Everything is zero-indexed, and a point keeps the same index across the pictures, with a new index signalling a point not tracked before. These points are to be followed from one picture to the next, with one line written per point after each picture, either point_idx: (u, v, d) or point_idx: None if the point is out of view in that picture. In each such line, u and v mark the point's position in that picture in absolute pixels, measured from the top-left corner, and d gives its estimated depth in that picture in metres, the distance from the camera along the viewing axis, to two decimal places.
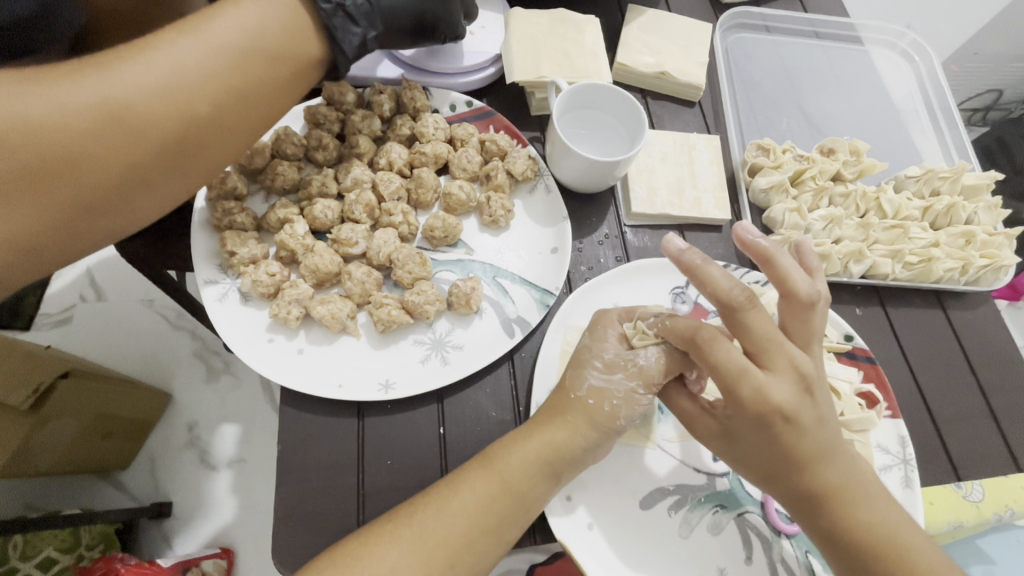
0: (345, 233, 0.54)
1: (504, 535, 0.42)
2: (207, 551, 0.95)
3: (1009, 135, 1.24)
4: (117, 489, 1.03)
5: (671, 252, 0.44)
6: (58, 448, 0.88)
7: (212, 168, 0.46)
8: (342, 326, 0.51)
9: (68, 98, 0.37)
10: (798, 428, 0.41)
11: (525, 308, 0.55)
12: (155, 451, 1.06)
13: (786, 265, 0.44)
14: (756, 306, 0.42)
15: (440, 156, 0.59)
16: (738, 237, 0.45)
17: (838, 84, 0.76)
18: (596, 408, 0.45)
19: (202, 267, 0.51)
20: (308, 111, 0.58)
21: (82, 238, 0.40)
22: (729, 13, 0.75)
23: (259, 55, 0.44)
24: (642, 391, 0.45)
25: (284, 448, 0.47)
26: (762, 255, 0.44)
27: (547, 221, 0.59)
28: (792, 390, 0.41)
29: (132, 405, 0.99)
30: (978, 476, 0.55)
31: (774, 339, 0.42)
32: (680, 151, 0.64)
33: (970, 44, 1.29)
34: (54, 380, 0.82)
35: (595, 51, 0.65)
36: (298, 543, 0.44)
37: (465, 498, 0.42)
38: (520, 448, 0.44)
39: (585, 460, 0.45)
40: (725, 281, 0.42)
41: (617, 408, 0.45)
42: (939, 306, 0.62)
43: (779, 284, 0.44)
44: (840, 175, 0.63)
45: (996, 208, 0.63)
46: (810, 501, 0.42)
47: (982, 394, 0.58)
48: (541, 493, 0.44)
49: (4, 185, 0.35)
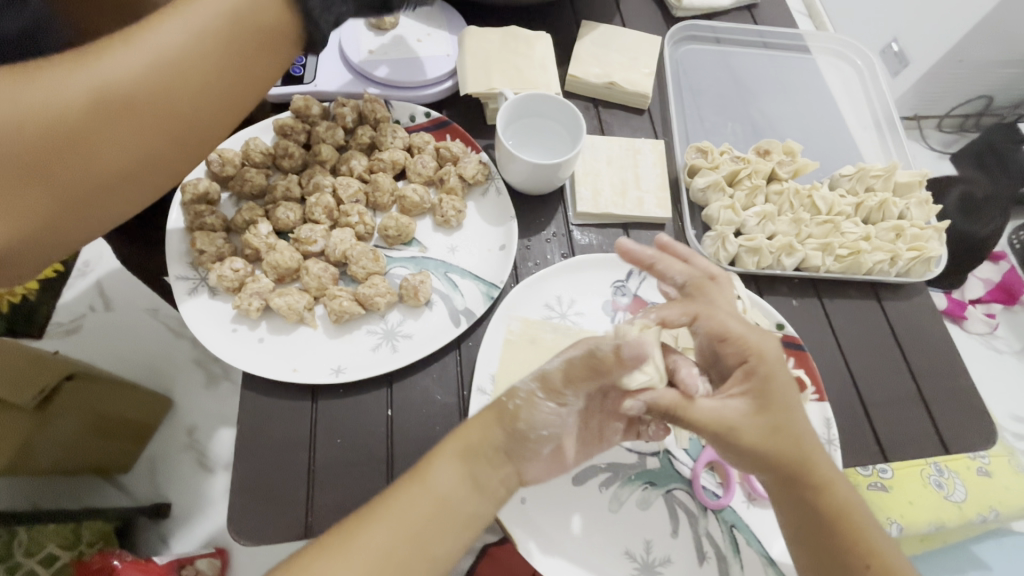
0: (305, 233, 0.59)
1: (434, 550, 0.43)
2: (202, 551, 0.99)
3: (1000, 139, 1.31)
4: (120, 491, 1.08)
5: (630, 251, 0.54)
6: (61, 445, 0.93)
7: (202, 145, 0.50)
8: (300, 317, 0.55)
9: (71, 85, 0.41)
10: (773, 381, 0.47)
11: (472, 300, 0.59)
12: (155, 454, 1.11)
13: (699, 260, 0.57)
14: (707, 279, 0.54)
15: (397, 162, 0.64)
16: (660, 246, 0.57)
17: (787, 92, 0.80)
18: (505, 404, 0.48)
19: (174, 264, 0.57)
20: (276, 124, 0.63)
21: (91, 216, 0.45)
22: (679, 27, 0.80)
23: (240, 36, 0.48)
24: (541, 394, 0.48)
25: (244, 428, 0.52)
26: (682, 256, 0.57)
27: (496, 220, 0.64)
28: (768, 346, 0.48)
29: (130, 407, 1.03)
30: (904, 457, 0.57)
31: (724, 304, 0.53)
32: (626, 155, 0.69)
33: (956, 49, 1.29)
34: (59, 382, 0.88)
35: (545, 64, 0.70)
36: (253, 512, 0.49)
37: (393, 516, 0.43)
38: (440, 457, 0.46)
39: (508, 471, 0.47)
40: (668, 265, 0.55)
41: (519, 408, 0.47)
42: (874, 297, 0.65)
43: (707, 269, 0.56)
44: (774, 175, 0.67)
45: (928, 203, 0.66)
46: (788, 473, 0.46)
47: (913, 378, 0.61)
48: (473, 506, 0.45)
49: (18, 168, 0.40)
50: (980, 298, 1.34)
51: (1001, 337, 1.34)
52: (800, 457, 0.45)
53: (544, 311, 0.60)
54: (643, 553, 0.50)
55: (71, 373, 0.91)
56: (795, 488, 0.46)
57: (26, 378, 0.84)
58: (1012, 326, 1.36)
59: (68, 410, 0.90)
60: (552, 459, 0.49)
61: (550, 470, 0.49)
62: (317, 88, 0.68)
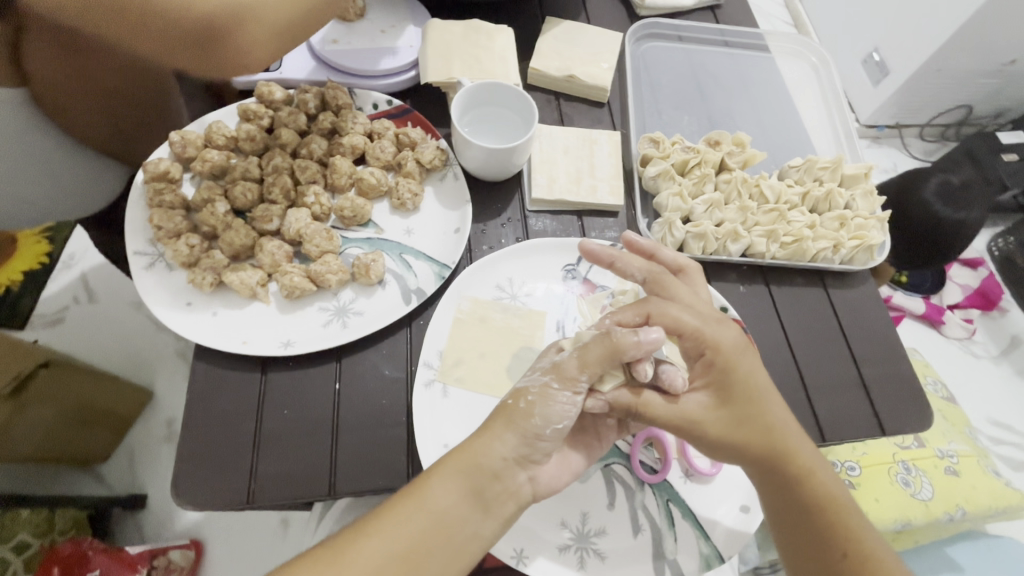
0: (261, 211, 0.60)
1: (428, 567, 0.42)
2: (177, 542, 0.97)
3: (977, 149, 1.35)
4: (97, 481, 1.06)
5: (592, 251, 0.56)
6: (36, 435, 0.92)
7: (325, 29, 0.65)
8: (252, 292, 0.57)
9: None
10: (743, 368, 0.48)
11: (424, 280, 0.61)
12: (134, 445, 1.09)
13: (667, 253, 0.58)
14: (666, 274, 0.56)
15: (356, 147, 0.66)
16: (627, 243, 0.59)
17: (743, 89, 0.83)
18: (515, 407, 0.46)
19: (132, 239, 0.58)
20: (239, 109, 0.65)
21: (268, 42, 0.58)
22: (641, 24, 0.82)
23: None
24: (557, 385, 0.46)
25: (194, 397, 0.53)
26: (648, 250, 0.58)
27: (451, 204, 0.66)
28: (730, 336, 0.50)
29: (113, 400, 1.04)
30: (843, 438, 0.58)
31: (682, 297, 0.54)
32: (582, 145, 0.70)
33: (932, 62, 1.27)
34: (33, 369, 0.88)
35: (505, 56, 0.72)
36: (198, 478, 0.50)
37: (383, 537, 0.42)
38: (442, 473, 0.44)
39: (511, 483, 0.45)
40: (629, 261, 0.56)
41: (532, 405, 0.46)
42: (820, 284, 0.67)
43: (671, 263, 0.58)
44: (724, 164, 0.70)
45: (872, 194, 0.70)
46: (765, 461, 0.47)
47: (854, 362, 0.63)
48: (472, 525, 0.44)
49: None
50: (958, 303, 1.34)
51: (979, 342, 1.34)
52: (772, 445, 0.47)
53: (495, 293, 0.62)
54: (578, 524, 0.52)
55: (46, 361, 0.90)
56: (772, 476, 0.48)
57: (8, 363, 0.84)
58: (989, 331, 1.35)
59: (43, 398, 0.90)
60: (553, 463, 0.49)
61: (559, 473, 0.49)
62: (282, 75, 0.70)
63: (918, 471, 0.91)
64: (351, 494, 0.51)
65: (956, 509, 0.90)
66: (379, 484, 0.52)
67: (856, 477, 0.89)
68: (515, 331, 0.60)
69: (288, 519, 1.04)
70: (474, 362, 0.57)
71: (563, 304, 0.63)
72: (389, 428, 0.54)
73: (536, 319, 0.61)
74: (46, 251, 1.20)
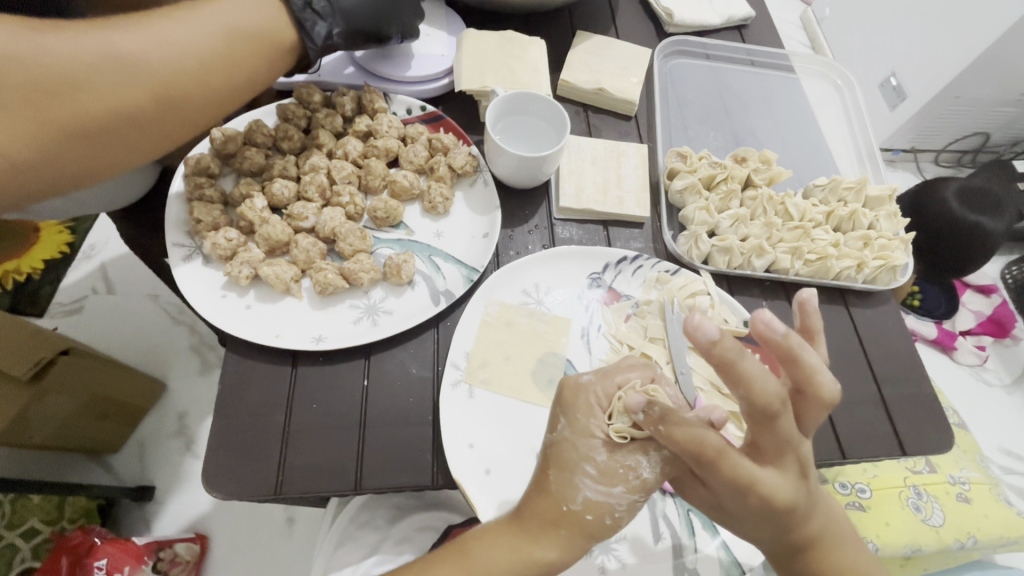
0: (297, 209, 0.62)
1: None
2: (182, 535, 0.97)
3: (995, 175, 1.35)
4: (105, 472, 1.05)
5: (703, 343, 0.39)
6: (53, 421, 0.91)
7: (187, 129, 0.56)
8: (286, 287, 0.58)
9: (86, 51, 0.48)
10: (795, 514, 0.45)
11: (453, 282, 0.61)
12: (145, 437, 1.08)
13: (809, 363, 0.43)
14: (784, 415, 0.41)
15: (390, 150, 0.67)
16: (714, 354, 0.39)
17: (768, 107, 0.84)
18: (595, 522, 0.45)
19: (171, 232, 0.60)
20: (278, 108, 0.67)
21: (92, 167, 0.51)
22: (669, 41, 0.84)
23: (255, 59, 0.57)
24: (642, 501, 0.46)
25: (227, 389, 0.54)
26: (784, 351, 0.43)
27: (482, 209, 0.67)
28: (794, 484, 0.44)
29: (129, 391, 1.03)
30: (863, 454, 0.58)
31: (799, 439, 0.44)
32: (610, 156, 0.72)
33: (952, 87, 1.28)
34: (54, 356, 0.84)
35: (538, 67, 0.74)
36: (225, 470, 0.50)
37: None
38: (495, 547, 0.44)
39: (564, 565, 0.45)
40: (763, 382, 0.40)
41: (617, 521, 0.45)
42: (842, 302, 0.68)
43: (801, 381, 0.44)
44: (751, 181, 0.72)
45: (896, 216, 0.71)
46: (791, 553, 0.48)
47: (875, 383, 0.63)
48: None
49: (73, 116, 0.47)
50: (971, 329, 1.33)
51: (991, 369, 1.33)
52: (793, 541, 0.47)
53: (521, 297, 0.63)
54: None
55: (66, 349, 0.87)
56: (797, 561, 0.49)
57: (23, 349, 0.81)
58: (1004, 358, 1.34)
59: (64, 387, 0.88)
60: None
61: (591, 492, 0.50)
62: (321, 77, 0.72)
63: (929, 497, 0.91)
64: (376, 490, 0.51)
65: (968, 537, 0.89)
66: (403, 481, 0.52)
67: (866, 499, 0.89)
68: (540, 335, 0.61)
69: (294, 517, 1.04)
70: (500, 364, 0.58)
71: (587, 312, 0.64)
72: (414, 425, 0.55)
73: (561, 325, 0.62)
74: (66, 242, 1.24)
